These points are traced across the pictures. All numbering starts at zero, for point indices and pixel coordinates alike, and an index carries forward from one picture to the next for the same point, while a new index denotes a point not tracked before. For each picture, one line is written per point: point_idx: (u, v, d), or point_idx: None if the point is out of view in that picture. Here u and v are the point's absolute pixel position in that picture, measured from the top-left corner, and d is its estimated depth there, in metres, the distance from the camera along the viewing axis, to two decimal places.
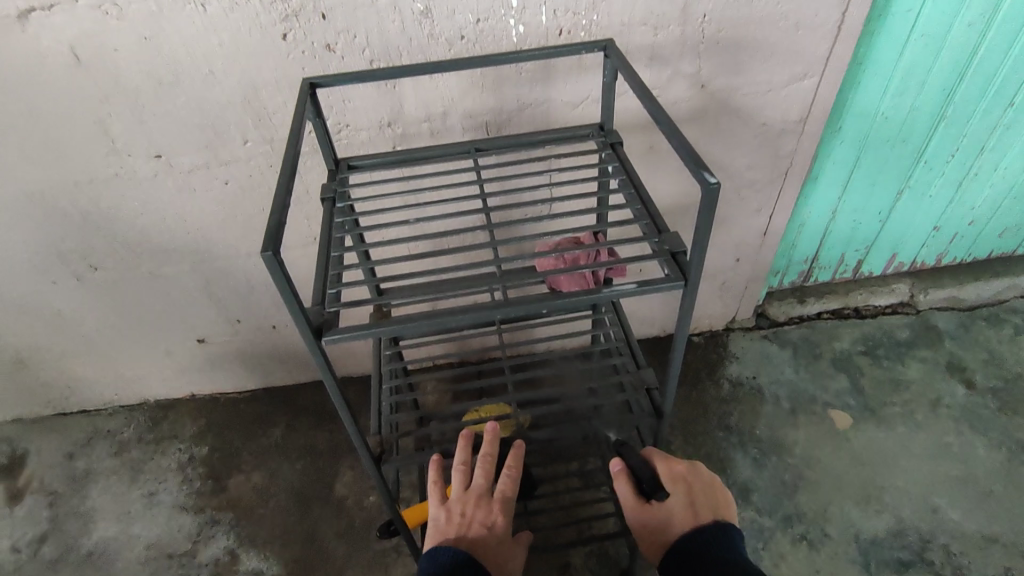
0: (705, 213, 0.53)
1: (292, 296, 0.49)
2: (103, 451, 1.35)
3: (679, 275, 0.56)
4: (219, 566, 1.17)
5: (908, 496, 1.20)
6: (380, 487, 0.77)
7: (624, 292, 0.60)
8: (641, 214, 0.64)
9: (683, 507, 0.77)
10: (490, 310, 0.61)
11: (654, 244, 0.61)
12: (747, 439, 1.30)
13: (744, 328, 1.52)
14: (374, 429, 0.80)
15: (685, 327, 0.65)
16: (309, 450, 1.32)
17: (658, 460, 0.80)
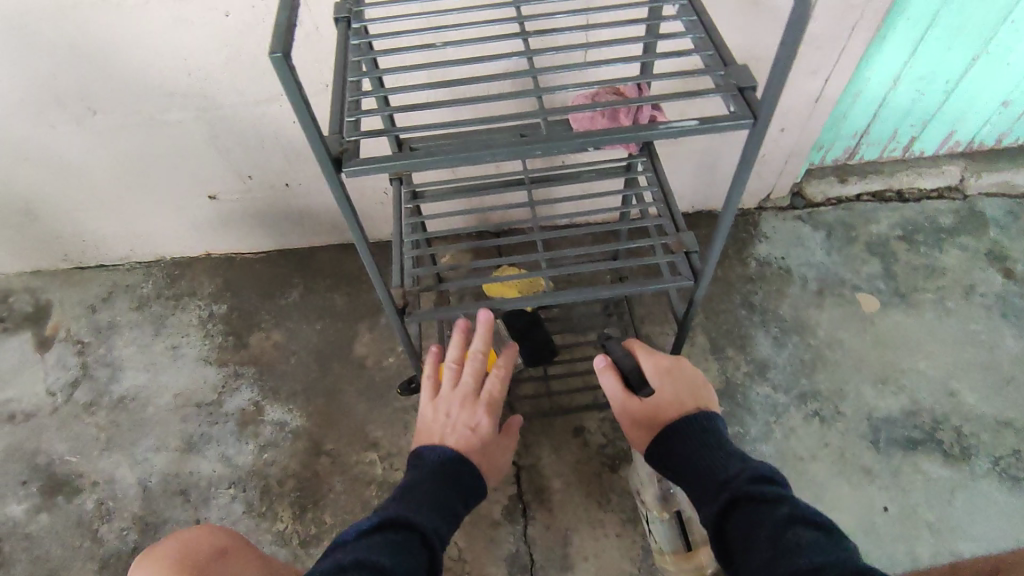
0: (791, 35, 0.45)
1: (306, 111, 0.44)
2: (125, 304, 1.37)
3: (748, 113, 0.50)
4: (246, 415, 1.21)
5: (927, 380, 1.20)
6: (403, 338, 0.76)
7: (679, 130, 0.53)
8: (706, 43, 0.56)
9: (668, 394, 0.82)
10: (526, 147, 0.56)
11: (717, 78, 0.53)
12: (769, 318, 1.28)
13: (777, 207, 1.44)
14: (396, 282, 0.77)
15: (742, 181, 0.58)
16: (328, 311, 1.33)
17: (646, 357, 0.86)
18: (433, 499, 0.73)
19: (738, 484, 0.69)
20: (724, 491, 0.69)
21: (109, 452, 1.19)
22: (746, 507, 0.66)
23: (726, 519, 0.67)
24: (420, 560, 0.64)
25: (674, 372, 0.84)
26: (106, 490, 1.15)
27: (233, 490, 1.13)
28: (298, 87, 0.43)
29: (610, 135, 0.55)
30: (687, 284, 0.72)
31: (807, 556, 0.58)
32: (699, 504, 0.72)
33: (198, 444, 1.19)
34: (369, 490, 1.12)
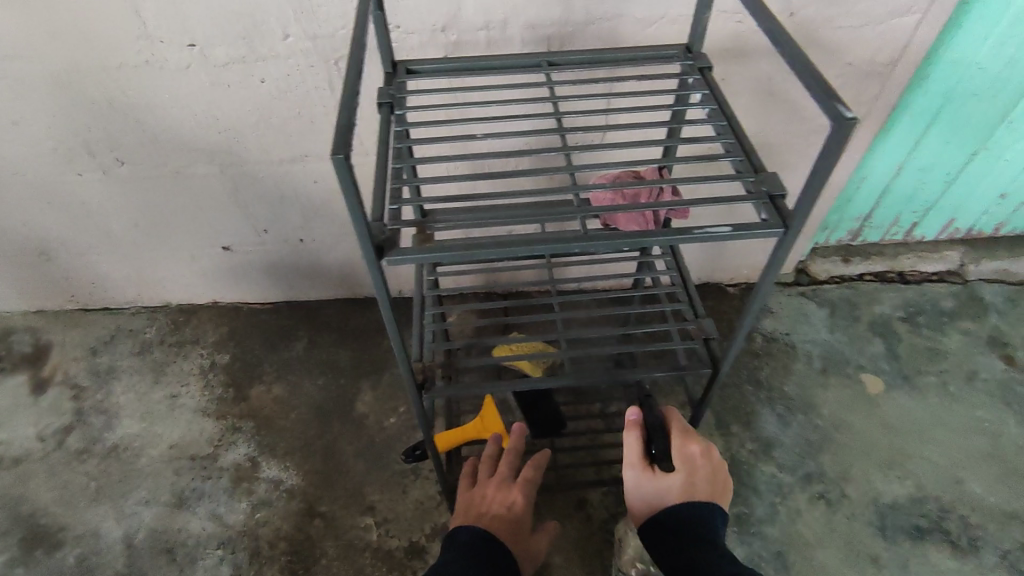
0: (825, 152, 0.47)
1: (357, 207, 0.45)
2: (126, 349, 1.35)
3: (779, 221, 0.52)
4: (240, 471, 1.18)
5: (932, 466, 1.19)
6: (418, 412, 0.75)
7: (712, 237, 0.53)
8: (736, 149, 0.59)
9: (683, 480, 0.78)
10: (569, 243, 0.55)
11: (748, 184, 0.56)
12: (774, 395, 1.28)
13: (782, 283, 1.46)
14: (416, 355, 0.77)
15: (768, 282, 0.59)
16: (332, 366, 1.32)
17: (676, 436, 0.82)
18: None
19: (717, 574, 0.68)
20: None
21: (96, 504, 1.15)
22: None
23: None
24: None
25: (697, 459, 0.80)
26: (88, 545, 1.10)
27: (221, 551, 1.09)
28: (355, 187, 0.44)
29: (647, 235, 0.56)
30: (706, 370, 0.73)
31: None
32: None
33: (189, 499, 1.15)
34: (362, 557, 1.08)
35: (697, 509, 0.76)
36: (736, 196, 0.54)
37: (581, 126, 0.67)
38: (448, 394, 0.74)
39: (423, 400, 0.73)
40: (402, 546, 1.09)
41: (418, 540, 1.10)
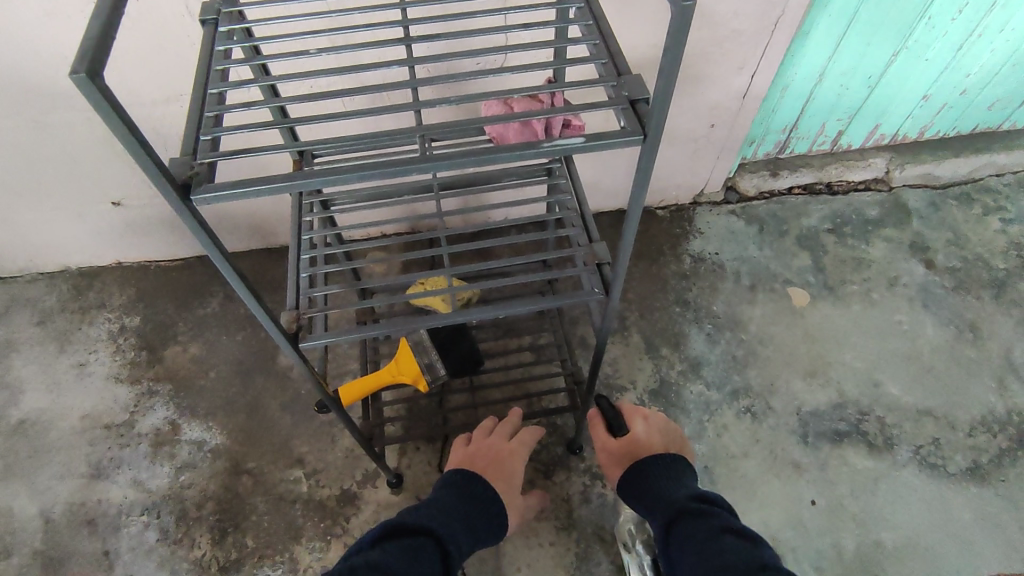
0: (672, 42, 0.42)
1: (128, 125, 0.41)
2: (25, 320, 1.26)
3: (638, 129, 0.50)
4: (160, 436, 1.14)
5: (853, 372, 1.22)
6: (300, 362, 0.70)
7: (570, 148, 0.51)
8: (601, 51, 0.56)
9: (643, 434, 0.83)
10: (414, 166, 0.51)
11: (610, 89, 0.53)
12: (702, 315, 1.28)
13: (711, 202, 1.44)
14: (290, 304, 0.70)
15: (641, 198, 0.56)
16: (250, 321, 1.26)
17: (629, 405, 0.88)
18: (450, 516, 0.74)
19: (682, 502, 0.70)
20: (669, 510, 0.71)
21: (7, 482, 1.10)
22: (684, 523, 0.68)
23: (668, 536, 0.69)
24: (432, 567, 0.65)
25: (653, 422, 0.85)
26: (3, 524, 1.06)
27: (146, 516, 1.07)
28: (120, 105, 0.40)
29: (500, 152, 0.51)
30: (601, 297, 0.69)
31: None
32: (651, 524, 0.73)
33: (107, 468, 1.11)
34: (293, 509, 1.07)
35: (665, 461, 0.78)
36: (598, 104, 0.52)
37: (437, 38, 0.62)
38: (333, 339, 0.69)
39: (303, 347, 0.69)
40: (333, 495, 1.08)
41: (349, 487, 1.09)
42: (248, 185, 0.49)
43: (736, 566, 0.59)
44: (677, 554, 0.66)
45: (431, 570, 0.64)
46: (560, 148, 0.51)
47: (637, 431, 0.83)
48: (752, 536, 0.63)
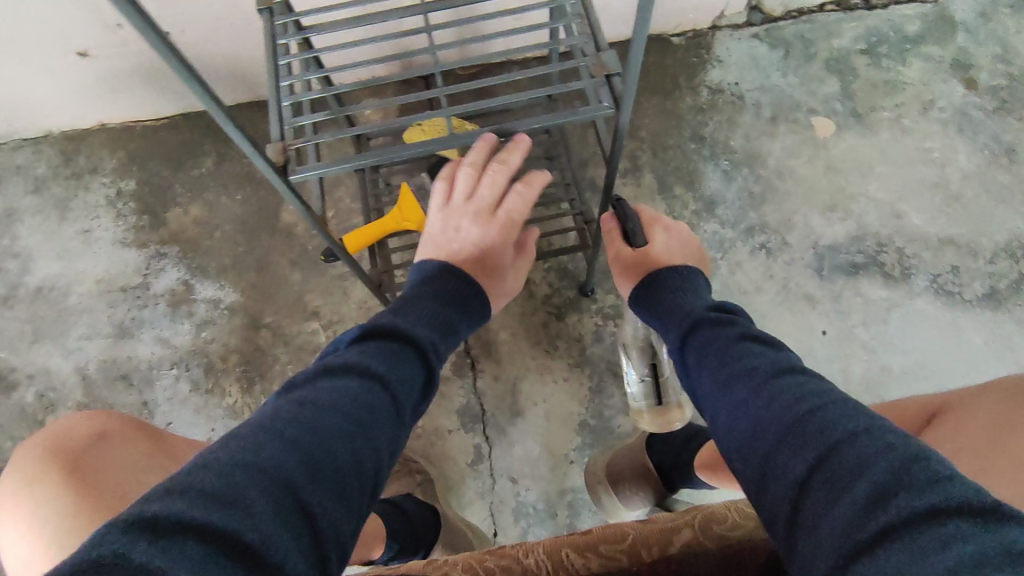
0: None
1: None
2: (20, 188, 1.23)
3: None
4: (176, 296, 1.15)
5: (874, 203, 1.17)
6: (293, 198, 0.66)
7: None
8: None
9: (660, 245, 0.82)
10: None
11: None
12: (720, 151, 1.21)
13: (732, 26, 1.29)
14: (275, 135, 0.64)
15: None
16: (247, 178, 1.21)
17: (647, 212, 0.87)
18: (429, 318, 0.66)
19: (698, 311, 0.65)
20: (687, 319, 0.66)
21: (38, 345, 1.14)
22: (702, 331, 0.62)
23: (685, 348, 0.63)
24: (414, 374, 0.58)
25: (666, 231, 0.84)
26: (43, 382, 1.12)
27: (176, 370, 1.11)
28: None
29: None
30: (610, 112, 0.63)
31: (824, 405, 0.45)
32: (664, 337, 0.69)
33: (130, 328, 1.14)
34: (315, 358, 1.10)
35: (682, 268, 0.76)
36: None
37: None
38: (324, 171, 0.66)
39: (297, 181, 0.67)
40: None
41: None
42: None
43: (757, 369, 0.53)
44: (693, 366, 0.61)
45: (412, 376, 0.57)
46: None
47: (655, 241, 0.82)
48: (773, 342, 0.58)
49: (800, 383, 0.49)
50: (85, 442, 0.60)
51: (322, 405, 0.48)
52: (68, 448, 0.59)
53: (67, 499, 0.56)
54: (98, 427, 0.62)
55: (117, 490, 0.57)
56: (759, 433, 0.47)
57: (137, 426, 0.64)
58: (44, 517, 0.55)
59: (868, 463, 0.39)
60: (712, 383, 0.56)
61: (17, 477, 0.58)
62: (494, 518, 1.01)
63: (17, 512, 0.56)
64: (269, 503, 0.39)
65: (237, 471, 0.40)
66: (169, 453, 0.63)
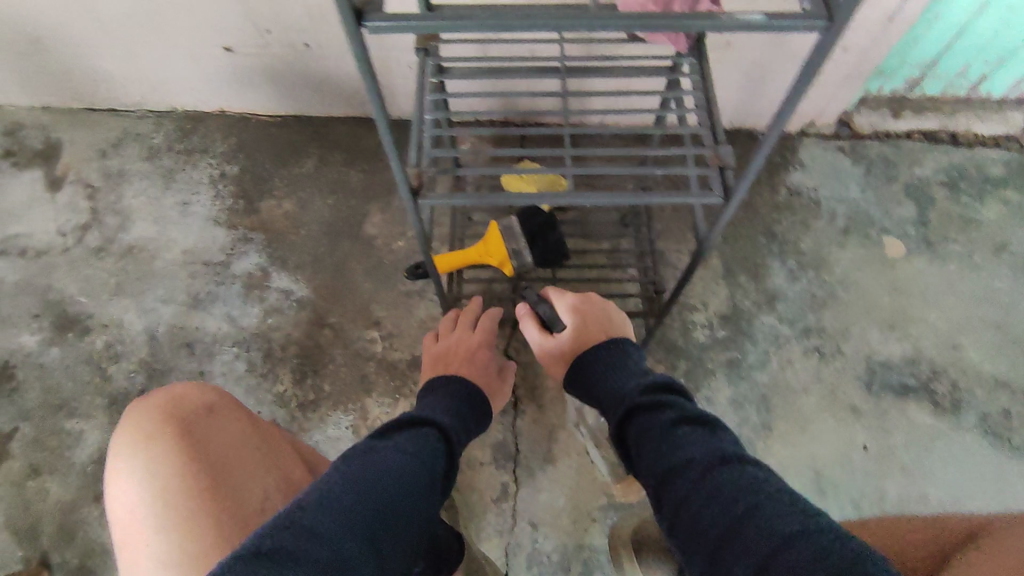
0: None
1: None
2: (135, 154, 1.33)
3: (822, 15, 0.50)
4: (252, 280, 1.22)
5: (934, 331, 1.19)
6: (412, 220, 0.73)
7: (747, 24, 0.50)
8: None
9: (577, 325, 0.95)
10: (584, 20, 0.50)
11: None
12: (788, 249, 1.25)
13: (819, 135, 1.36)
14: (412, 160, 0.71)
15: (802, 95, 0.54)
16: (341, 186, 1.29)
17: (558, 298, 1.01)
18: (453, 414, 0.82)
19: (632, 392, 0.75)
20: (623, 405, 0.75)
21: (118, 298, 1.21)
22: (639, 418, 0.72)
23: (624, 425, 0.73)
24: (439, 450, 0.73)
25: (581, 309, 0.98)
26: (114, 333, 1.18)
27: (237, 349, 1.17)
28: None
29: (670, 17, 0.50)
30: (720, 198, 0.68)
31: (745, 506, 0.55)
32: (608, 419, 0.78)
33: (204, 301, 1.21)
34: (368, 365, 1.15)
35: (602, 346, 0.88)
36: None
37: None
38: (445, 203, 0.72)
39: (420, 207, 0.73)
40: (404, 359, 1.15)
41: (419, 355, 1.15)
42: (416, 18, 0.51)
43: (689, 461, 0.62)
44: (632, 445, 0.71)
45: (439, 450, 0.72)
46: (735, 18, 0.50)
47: (573, 323, 0.95)
48: (703, 422, 0.68)
49: (733, 478, 0.59)
50: (197, 413, 0.67)
51: (377, 474, 0.63)
52: (186, 417, 0.66)
53: (182, 464, 0.63)
54: (209, 401, 0.69)
55: (222, 464, 0.64)
56: (701, 526, 0.56)
57: (239, 406, 0.71)
58: (161, 475, 0.62)
59: (808, 572, 0.48)
60: (652, 474, 0.64)
61: (136, 434, 0.65)
62: (508, 559, 1.02)
63: (133, 465, 0.63)
64: (353, 546, 0.54)
65: (330, 518, 0.55)
66: (263, 434, 0.70)
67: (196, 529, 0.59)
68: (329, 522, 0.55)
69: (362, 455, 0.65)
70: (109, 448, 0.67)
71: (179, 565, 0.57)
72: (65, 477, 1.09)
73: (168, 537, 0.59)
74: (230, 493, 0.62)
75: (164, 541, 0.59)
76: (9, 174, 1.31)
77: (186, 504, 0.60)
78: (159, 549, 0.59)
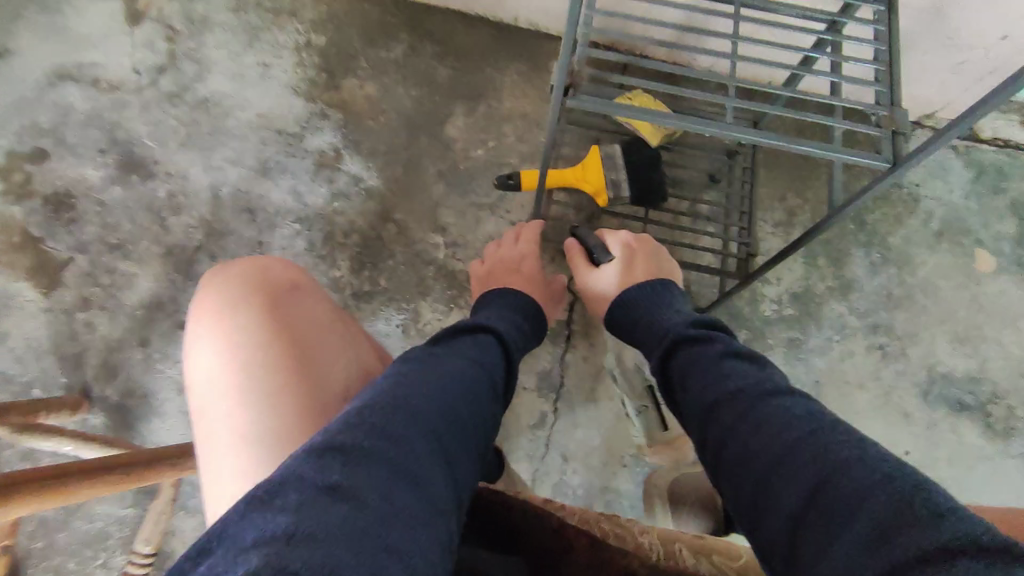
0: None
1: None
2: (221, 2, 1.26)
3: None
4: (323, 158, 1.18)
5: (1004, 354, 1.15)
6: (555, 115, 0.71)
7: None
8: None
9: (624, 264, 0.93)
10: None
11: None
12: (875, 241, 1.20)
13: (934, 129, 1.27)
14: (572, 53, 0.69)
15: None
16: (428, 80, 1.23)
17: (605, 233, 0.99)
18: (517, 334, 0.76)
19: (680, 326, 0.74)
20: (667, 338, 0.74)
21: (186, 150, 1.18)
22: (683, 350, 0.70)
23: (665, 360, 0.71)
24: (497, 357, 0.68)
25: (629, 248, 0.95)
26: (178, 185, 1.16)
27: (298, 225, 1.14)
28: None
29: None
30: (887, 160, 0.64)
31: (791, 430, 0.52)
32: (649, 355, 0.77)
33: (272, 170, 1.17)
34: (427, 269, 1.13)
35: (647, 285, 0.87)
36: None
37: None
38: (591, 107, 0.68)
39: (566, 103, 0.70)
40: (465, 271, 1.13)
41: None
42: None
43: (738, 392, 0.60)
44: (676, 378, 0.68)
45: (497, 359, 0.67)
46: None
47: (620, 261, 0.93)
48: (756, 359, 0.65)
49: (783, 406, 0.55)
50: (282, 288, 0.65)
51: (437, 377, 0.58)
52: (271, 292, 0.64)
53: (265, 333, 0.60)
54: (293, 279, 0.66)
55: (307, 341, 0.61)
56: (748, 457, 0.53)
57: (321, 293, 0.69)
58: (244, 343, 0.59)
59: (863, 495, 0.43)
60: (697, 403, 0.62)
61: (221, 298, 0.63)
62: (534, 483, 1.03)
63: (216, 330, 0.60)
64: (422, 445, 0.49)
65: (396, 414, 0.50)
66: (342, 323, 0.67)
67: (276, 401, 0.56)
68: (392, 417, 0.50)
69: (424, 357, 0.61)
70: (190, 313, 0.64)
71: (255, 438, 0.54)
72: (114, 317, 1.09)
73: (245, 408, 0.56)
74: (311, 373, 0.59)
75: (242, 412, 0.56)
76: None
77: (267, 377, 0.57)
78: (235, 416, 0.55)
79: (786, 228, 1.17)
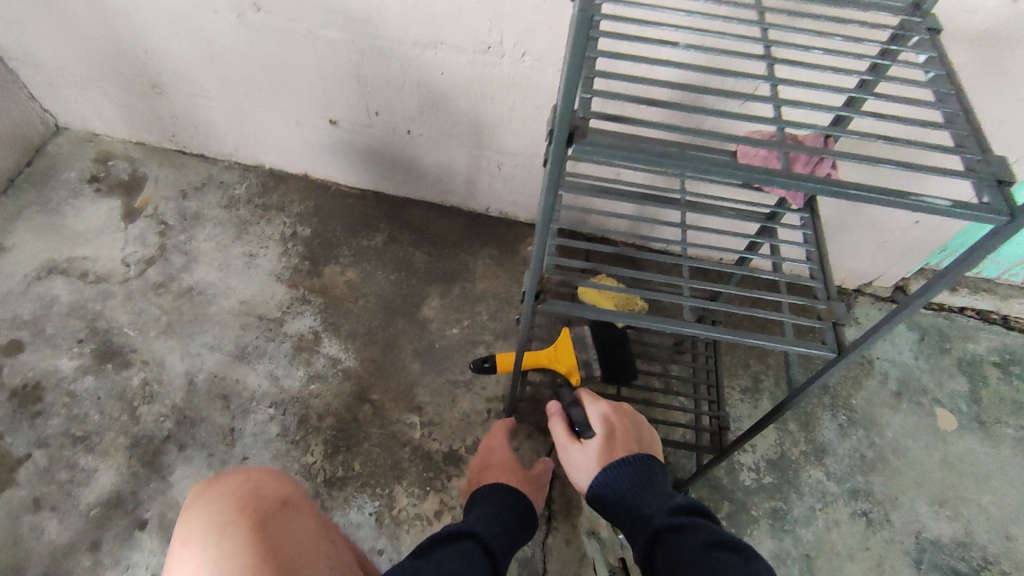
0: None
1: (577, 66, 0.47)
2: (215, 200, 1.37)
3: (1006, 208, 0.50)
4: (302, 341, 1.21)
5: (985, 515, 1.14)
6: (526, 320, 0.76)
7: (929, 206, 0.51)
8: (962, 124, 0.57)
9: (608, 438, 0.84)
10: (781, 178, 0.53)
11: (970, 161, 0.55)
12: (839, 404, 1.24)
13: (875, 295, 1.39)
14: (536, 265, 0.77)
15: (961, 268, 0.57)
16: (406, 265, 1.31)
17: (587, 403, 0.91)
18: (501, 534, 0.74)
19: (661, 516, 0.70)
20: (649, 527, 0.70)
21: (165, 337, 1.20)
22: (666, 542, 0.68)
23: (650, 551, 0.68)
24: (484, 568, 0.65)
25: (615, 417, 0.87)
26: (153, 372, 1.16)
27: (272, 410, 1.14)
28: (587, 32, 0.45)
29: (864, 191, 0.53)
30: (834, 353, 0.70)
31: None
32: (631, 541, 0.73)
33: (250, 355, 1.19)
34: (402, 450, 1.11)
35: (629, 464, 0.79)
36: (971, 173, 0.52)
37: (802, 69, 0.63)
38: (560, 310, 0.75)
39: (537, 308, 0.75)
40: (441, 451, 1.11)
41: (457, 449, 1.12)
42: (621, 148, 0.53)
43: None
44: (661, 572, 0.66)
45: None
46: (923, 204, 0.52)
47: (602, 434, 0.85)
48: (741, 548, 0.63)
49: None
50: (273, 505, 0.64)
51: None
52: (263, 509, 0.62)
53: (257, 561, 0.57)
54: (283, 494, 0.66)
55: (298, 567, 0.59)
56: None
57: (307, 506, 0.68)
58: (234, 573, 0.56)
59: None
60: None
61: (209, 521, 0.60)
62: None
63: (202, 554, 0.58)
64: None
65: None
66: (327, 540, 0.66)
67: None
68: None
69: None
70: (171, 537, 0.61)
71: None
72: (66, 518, 1.03)
73: None
74: None
75: None
76: (89, 197, 1.34)
77: None
78: None
79: (754, 394, 1.21)
